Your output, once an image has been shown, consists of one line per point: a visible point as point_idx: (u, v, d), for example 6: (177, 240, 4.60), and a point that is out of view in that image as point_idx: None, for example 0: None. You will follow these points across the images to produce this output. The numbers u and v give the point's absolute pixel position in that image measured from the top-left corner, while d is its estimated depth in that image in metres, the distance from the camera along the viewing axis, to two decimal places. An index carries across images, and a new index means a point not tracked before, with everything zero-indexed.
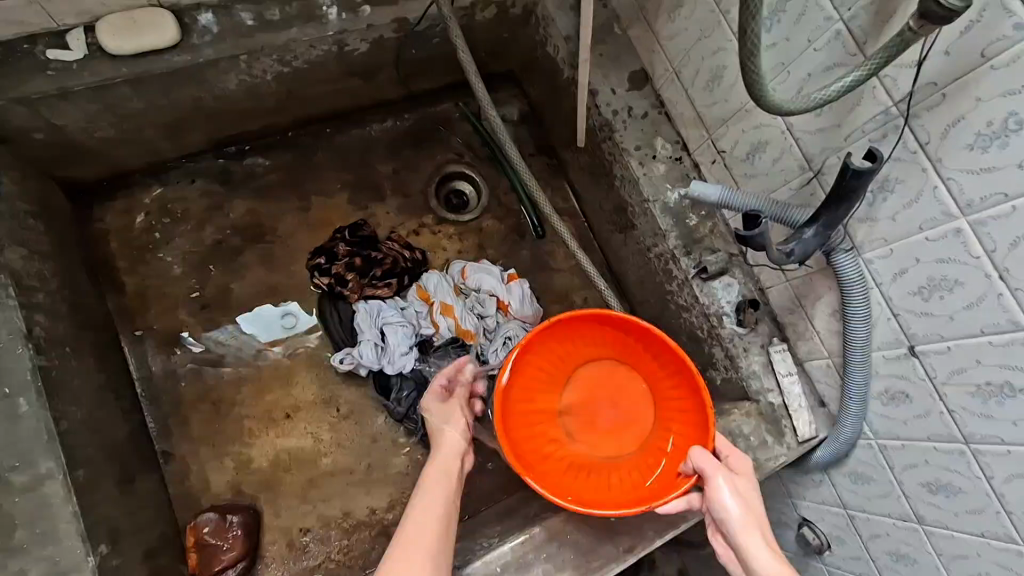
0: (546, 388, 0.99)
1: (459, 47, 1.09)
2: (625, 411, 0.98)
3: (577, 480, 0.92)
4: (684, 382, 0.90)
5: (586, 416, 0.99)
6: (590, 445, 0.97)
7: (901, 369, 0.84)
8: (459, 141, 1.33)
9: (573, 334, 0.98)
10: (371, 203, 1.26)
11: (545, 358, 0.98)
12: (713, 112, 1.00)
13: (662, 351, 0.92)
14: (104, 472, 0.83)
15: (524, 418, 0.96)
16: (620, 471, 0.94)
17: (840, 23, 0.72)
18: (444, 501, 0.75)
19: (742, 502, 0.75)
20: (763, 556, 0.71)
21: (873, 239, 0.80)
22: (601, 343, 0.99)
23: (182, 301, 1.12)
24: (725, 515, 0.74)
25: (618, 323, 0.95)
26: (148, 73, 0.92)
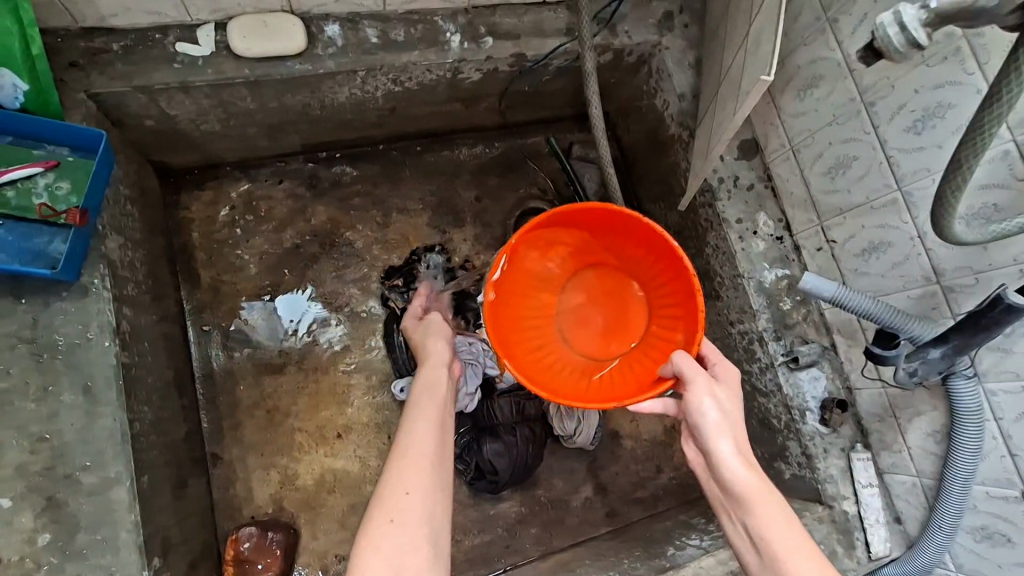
0: (544, 284, 0.96)
1: (593, 103, 1.04)
2: (619, 318, 0.95)
3: (555, 374, 0.90)
4: (681, 298, 0.85)
5: (578, 316, 0.96)
6: (576, 345, 0.95)
7: (1007, 510, 0.79)
8: (545, 177, 1.30)
9: (576, 232, 0.93)
10: (450, 228, 1.22)
11: (545, 253, 0.94)
12: (829, 200, 0.96)
13: (663, 261, 0.87)
14: (163, 476, 0.81)
15: (515, 307, 0.92)
16: (595, 372, 0.92)
17: (1011, 143, 0.68)
18: (434, 418, 0.79)
19: (723, 414, 0.72)
20: (738, 469, 0.69)
21: (1002, 371, 0.75)
22: (599, 245, 0.95)
23: (253, 301, 1.10)
24: (701, 421, 0.71)
25: (622, 227, 0.89)
26: (267, 78, 0.92)
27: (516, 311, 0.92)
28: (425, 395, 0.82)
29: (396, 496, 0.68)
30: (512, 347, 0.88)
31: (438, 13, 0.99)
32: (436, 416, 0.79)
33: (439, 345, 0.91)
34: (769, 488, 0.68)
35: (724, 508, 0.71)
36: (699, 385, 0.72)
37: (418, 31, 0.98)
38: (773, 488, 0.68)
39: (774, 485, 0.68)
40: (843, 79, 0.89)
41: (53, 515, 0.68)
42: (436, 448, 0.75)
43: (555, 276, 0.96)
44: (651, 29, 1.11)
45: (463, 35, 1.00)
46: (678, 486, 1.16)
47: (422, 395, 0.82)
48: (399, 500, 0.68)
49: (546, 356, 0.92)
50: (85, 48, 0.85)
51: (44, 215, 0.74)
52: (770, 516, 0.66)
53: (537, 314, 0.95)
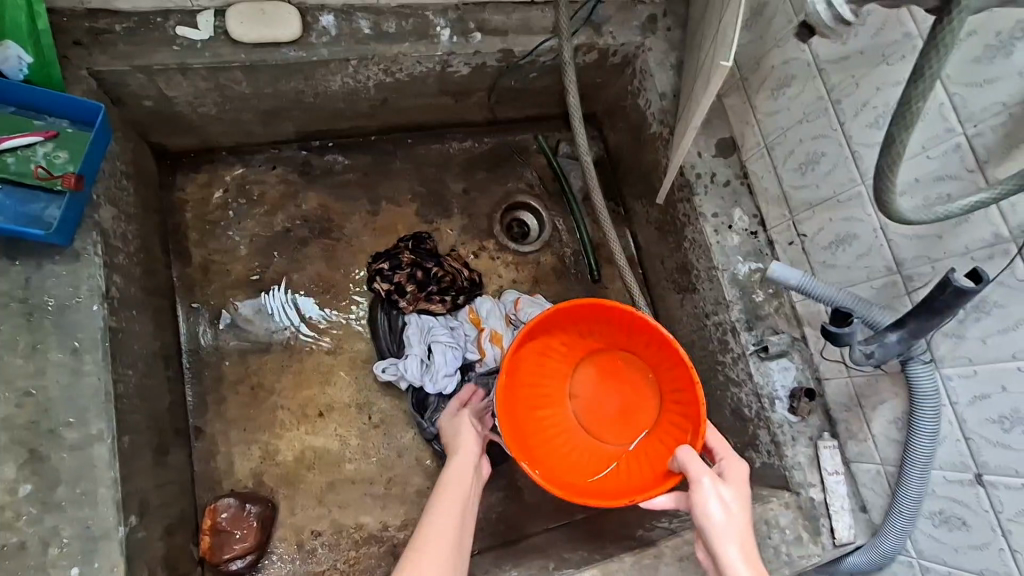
0: (558, 370, 1.00)
1: (570, 91, 1.08)
2: (634, 401, 0.98)
3: (570, 462, 0.94)
4: (687, 388, 0.87)
5: (594, 401, 1.00)
6: (592, 429, 0.99)
7: (962, 494, 0.81)
8: (532, 173, 1.34)
9: (580, 325, 0.97)
10: (437, 218, 1.26)
11: (555, 345, 0.98)
12: (801, 195, 1.00)
13: (665, 352, 0.89)
14: (145, 440, 0.83)
15: (531, 399, 0.97)
16: (613, 461, 0.95)
17: (963, 136, 0.72)
18: (457, 513, 0.76)
19: (729, 515, 0.70)
20: (743, 574, 0.66)
21: (957, 356, 0.78)
22: (606, 336, 0.98)
23: (242, 281, 1.13)
24: (705, 521, 0.69)
25: (623, 321, 0.92)
26: (263, 63, 0.96)
27: (532, 402, 0.97)
28: (452, 487, 0.79)
29: None
30: (528, 440, 0.92)
31: (429, 7, 1.03)
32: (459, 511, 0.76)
33: (472, 435, 0.87)
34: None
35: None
36: (703, 483, 0.71)
37: (409, 24, 1.02)
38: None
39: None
40: (812, 79, 0.93)
41: (34, 467, 0.71)
42: (454, 546, 0.72)
43: (567, 364, 1.00)
44: (634, 31, 1.16)
45: (453, 29, 1.04)
46: None
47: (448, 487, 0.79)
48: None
49: (564, 444, 0.97)
50: (89, 28, 0.89)
51: (41, 179, 0.77)
52: None
53: (552, 401, 0.99)
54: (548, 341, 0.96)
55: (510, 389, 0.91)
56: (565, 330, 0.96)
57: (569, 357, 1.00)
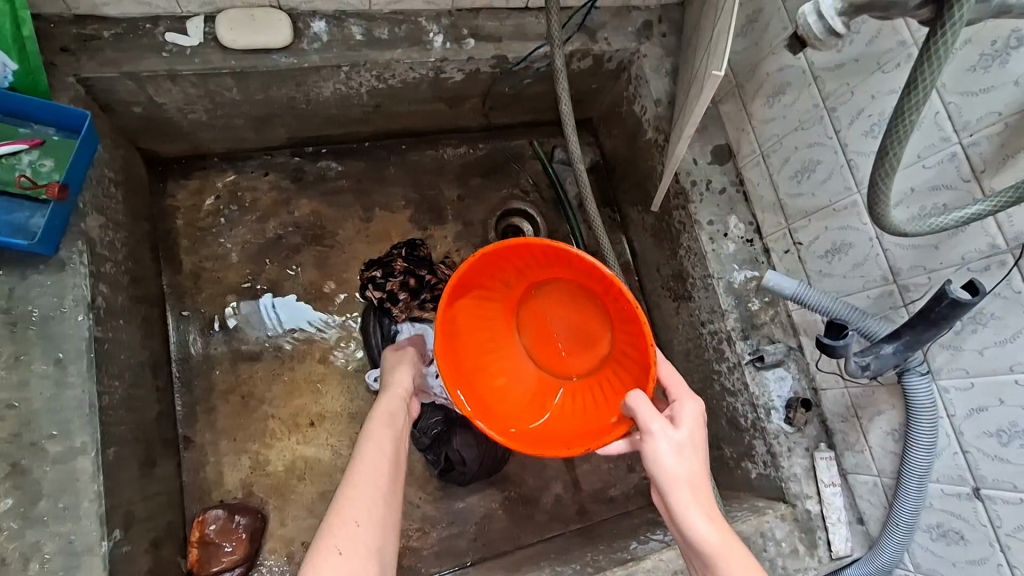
0: (495, 308, 0.92)
1: (562, 98, 1.06)
2: (581, 328, 0.91)
3: (526, 402, 0.90)
4: (636, 328, 0.79)
5: (537, 332, 0.93)
6: (543, 364, 0.93)
7: (960, 508, 0.80)
8: (527, 179, 1.33)
9: (516, 262, 0.85)
10: (431, 225, 1.25)
11: (492, 284, 0.88)
12: (797, 203, 0.99)
13: (611, 290, 0.79)
14: (131, 451, 0.82)
15: (475, 345, 0.89)
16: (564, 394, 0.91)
17: (958, 146, 0.71)
18: (389, 454, 0.72)
19: (683, 463, 0.67)
20: (699, 524, 0.65)
21: (954, 368, 0.77)
22: (546, 269, 0.88)
23: (234, 289, 1.12)
24: (659, 474, 0.66)
25: (561, 257, 0.81)
26: (253, 69, 0.95)
27: (476, 349, 0.89)
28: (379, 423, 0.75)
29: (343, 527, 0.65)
30: (479, 390, 0.86)
31: (422, 13, 1.03)
32: (389, 444, 0.72)
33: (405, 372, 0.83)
34: (734, 544, 0.64)
35: (689, 560, 0.68)
36: (656, 430, 0.67)
37: (401, 30, 1.02)
38: (737, 544, 0.64)
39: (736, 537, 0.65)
40: (807, 86, 0.92)
41: (16, 481, 0.70)
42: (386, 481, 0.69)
43: (508, 303, 0.92)
44: (629, 37, 1.15)
45: (446, 35, 1.04)
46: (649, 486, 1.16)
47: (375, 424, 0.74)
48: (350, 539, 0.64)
49: (514, 381, 0.91)
50: (77, 35, 0.88)
51: (25, 188, 0.76)
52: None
53: (498, 343, 0.92)
54: (478, 285, 0.85)
55: (449, 342, 0.83)
56: (494, 270, 0.85)
57: (508, 295, 0.91)
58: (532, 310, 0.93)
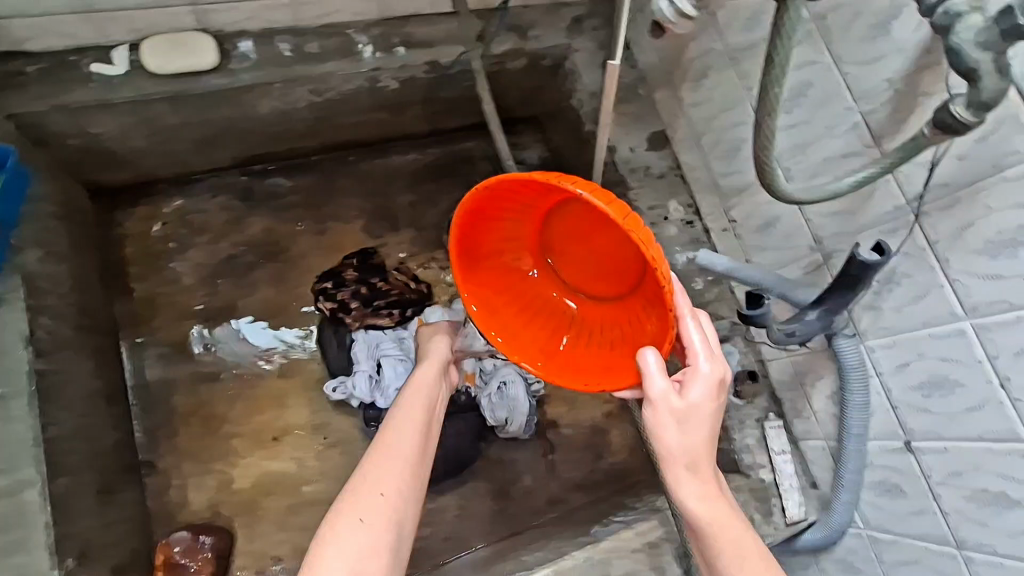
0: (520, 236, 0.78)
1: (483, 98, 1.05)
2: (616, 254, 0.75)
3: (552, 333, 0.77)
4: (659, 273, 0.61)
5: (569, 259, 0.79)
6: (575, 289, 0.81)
7: (897, 463, 0.82)
8: (478, 180, 1.34)
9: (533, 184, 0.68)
10: (385, 233, 1.26)
11: (509, 207, 0.73)
12: (730, 182, 1.01)
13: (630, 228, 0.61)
14: (86, 480, 0.83)
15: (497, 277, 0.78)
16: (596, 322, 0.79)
17: (858, 114, 0.74)
18: (421, 427, 0.74)
19: (682, 429, 0.61)
20: (690, 493, 0.63)
21: (877, 328, 0.80)
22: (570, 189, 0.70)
23: (188, 312, 1.13)
24: (656, 442, 0.63)
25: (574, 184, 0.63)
26: (184, 93, 0.96)
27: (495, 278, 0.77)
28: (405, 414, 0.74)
29: (368, 491, 0.66)
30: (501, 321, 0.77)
31: (351, 26, 1.04)
32: (419, 437, 0.72)
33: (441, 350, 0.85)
34: (724, 513, 0.63)
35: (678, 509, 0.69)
36: (658, 398, 0.60)
37: (331, 43, 1.03)
38: (727, 511, 0.63)
39: (729, 510, 0.63)
40: (728, 68, 0.95)
41: None
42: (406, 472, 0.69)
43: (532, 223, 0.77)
44: (561, 33, 1.17)
45: (376, 45, 1.05)
46: (617, 471, 1.18)
47: (405, 413, 0.74)
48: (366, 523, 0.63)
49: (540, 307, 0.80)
50: (3, 73, 0.89)
51: None
52: (717, 543, 0.62)
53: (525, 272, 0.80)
54: (496, 211, 0.71)
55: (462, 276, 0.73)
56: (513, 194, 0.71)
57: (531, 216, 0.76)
58: (563, 233, 0.78)
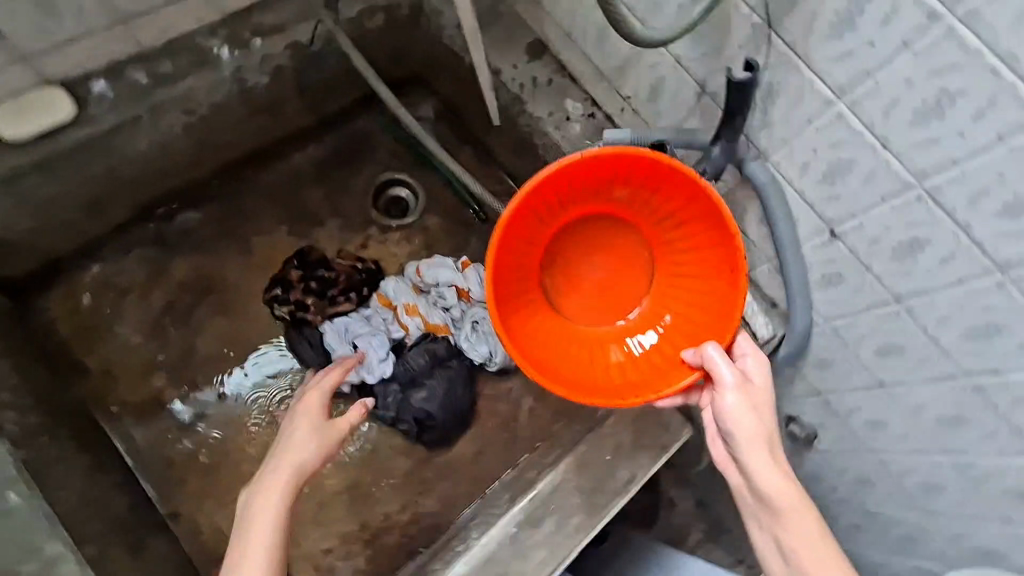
0: (532, 239, 0.88)
1: (354, 56, 1.11)
2: (614, 270, 0.93)
3: (577, 352, 0.91)
4: (722, 258, 0.79)
5: (571, 283, 0.94)
6: (583, 315, 0.94)
7: (831, 253, 0.90)
8: (383, 149, 1.34)
9: (550, 239, 0.91)
10: (313, 229, 1.26)
11: (520, 231, 0.84)
12: (610, 64, 1.05)
13: (678, 223, 0.85)
14: (115, 544, 0.84)
15: (517, 308, 0.88)
16: (610, 341, 0.92)
17: None
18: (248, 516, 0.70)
19: (753, 413, 0.75)
20: (769, 474, 0.73)
21: (775, 141, 0.86)
22: (587, 217, 0.90)
23: (150, 369, 1.12)
24: (733, 428, 0.75)
25: (568, 201, 0.86)
26: (55, 153, 0.93)
27: (508, 287, 0.87)
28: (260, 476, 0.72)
29: None
30: (539, 355, 0.86)
31: (197, 34, 1.01)
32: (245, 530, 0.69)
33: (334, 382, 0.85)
34: (793, 489, 0.73)
35: (744, 507, 0.78)
36: (728, 384, 0.75)
37: (183, 57, 1.00)
38: (799, 492, 0.73)
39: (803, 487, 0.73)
40: None
41: None
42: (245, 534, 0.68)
43: (537, 247, 0.90)
44: None
45: (230, 44, 1.03)
46: None
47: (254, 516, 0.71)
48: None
49: (548, 329, 0.91)
50: None
51: None
52: (802, 531, 0.71)
53: (526, 271, 0.91)
54: (511, 232, 0.82)
55: (500, 304, 0.85)
56: (569, 177, 0.81)
57: (538, 242, 0.90)
58: (567, 249, 0.92)
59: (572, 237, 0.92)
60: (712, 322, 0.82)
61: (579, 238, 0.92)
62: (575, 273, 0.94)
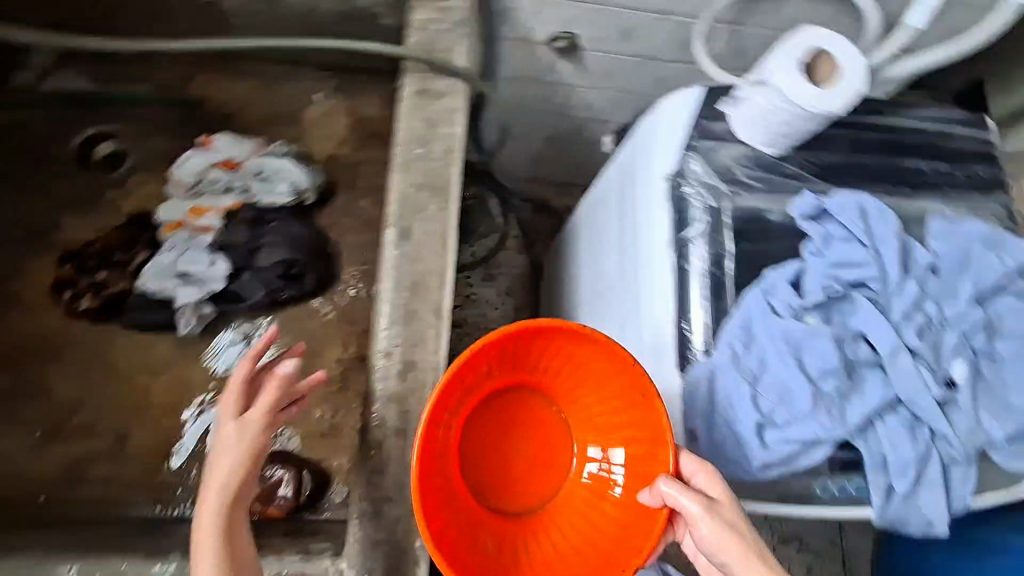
0: (440, 469, 0.88)
1: None
2: (537, 453, 0.96)
3: (586, 531, 0.90)
4: (625, 382, 0.83)
5: (505, 479, 0.94)
6: (533, 499, 0.94)
7: None
8: (56, 127, 1.30)
9: (464, 440, 0.93)
10: (61, 233, 1.25)
11: (431, 484, 0.85)
12: None
13: (554, 345, 0.87)
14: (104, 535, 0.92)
15: (462, 530, 0.87)
16: (578, 507, 0.93)
17: None
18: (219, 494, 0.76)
19: (729, 532, 0.75)
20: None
21: None
22: (483, 389, 0.92)
23: (50, 437, 1.16)
24: (715, 551, 0.76)
25: (476, 375, 0.88)
26: None
27: (449, 510, 0.86)
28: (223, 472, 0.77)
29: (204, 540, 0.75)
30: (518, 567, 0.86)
31: None
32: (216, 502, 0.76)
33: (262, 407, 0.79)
34: None
35: None
36: (695, 514, 0.75)
37: None
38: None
39: None
40: None
41: None
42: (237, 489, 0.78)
43: (455, 456, 0.91)
44: None
45: None
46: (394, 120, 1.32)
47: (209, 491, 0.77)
48: (225, 470, 0.77)
49: (522, 531, 0.92)
50: None
51: None
52: None
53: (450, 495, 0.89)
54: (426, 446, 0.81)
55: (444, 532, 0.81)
56: (461, 373, 0.81)
57: (451, 461, 0.91)
58: (482, 442, 0.94)
59: (477, 425, 0.94)
60: (651, 446, 0.83)
61: (481, 421, 0.94)
62: (472, 431, 0.94)
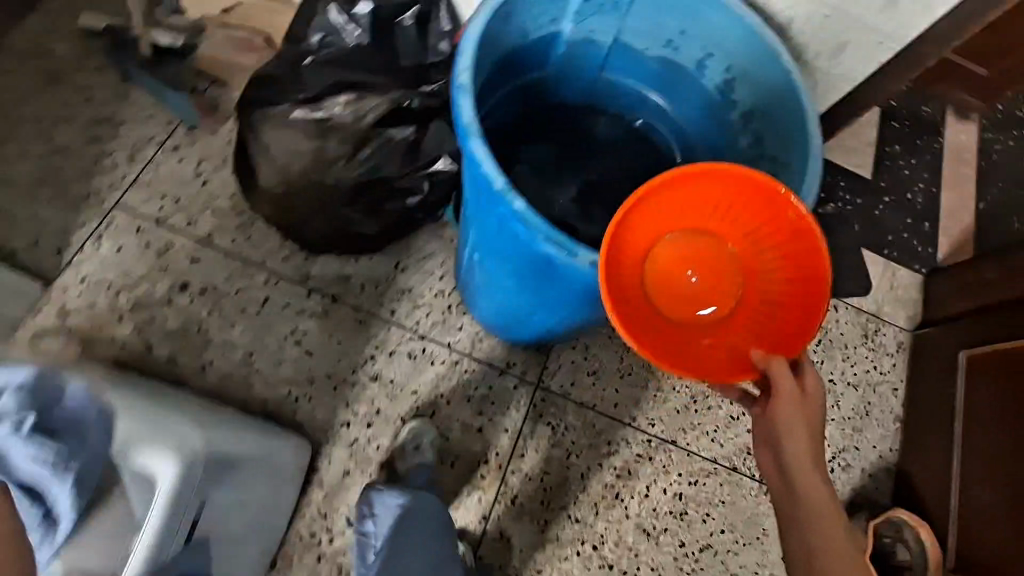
0: (633, 206, 0.66)
1: None
2: (714, 271, 0.74)
3: (701, 352, 0.70)
4: (777, 227, 0.68)
5: (659, 279, 0.73)
6: (690, 313, 0.73)
7: None
8: None
9: (665, 205, 0.71)
10: None
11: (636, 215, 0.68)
12: None
13: (750, 198, 0.68)
14: None
15: (611, 293, 0.66)
16: (722, 336, 0.72)
17: None
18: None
19: (805, 431, 0.65)
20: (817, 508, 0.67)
21: None
22: (724, 197, 0.71)
23: None
24: (794, 452, 0.66)
25: (704, 188, 0.69)
26: None
27: (620, 265, 0.68)
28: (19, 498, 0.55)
29: None
30: (658, 343, 0.67)
31: None
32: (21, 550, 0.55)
33: None
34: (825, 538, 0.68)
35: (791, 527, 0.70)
36: (783, 390, 0.64)
37: None
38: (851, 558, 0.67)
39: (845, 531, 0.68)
40: None
41: None
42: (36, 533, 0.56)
43: (661, 220, 0.72)
44: None
45: None
46: None
47: None
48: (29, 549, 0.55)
49: (670, 326, 0.71)
50: None
51: None
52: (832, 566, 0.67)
53: (619, 260, 0.68)
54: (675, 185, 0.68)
55: (614, 277, 0.67)
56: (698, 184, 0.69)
57: (659, 220, 0.71)
58: (669, 247, 0.73)
59: (679, 241, 0.74)
60: (796, 305, 0.68)
61: (680, 241, 0.74)
62: (668, 258, 0.73)
